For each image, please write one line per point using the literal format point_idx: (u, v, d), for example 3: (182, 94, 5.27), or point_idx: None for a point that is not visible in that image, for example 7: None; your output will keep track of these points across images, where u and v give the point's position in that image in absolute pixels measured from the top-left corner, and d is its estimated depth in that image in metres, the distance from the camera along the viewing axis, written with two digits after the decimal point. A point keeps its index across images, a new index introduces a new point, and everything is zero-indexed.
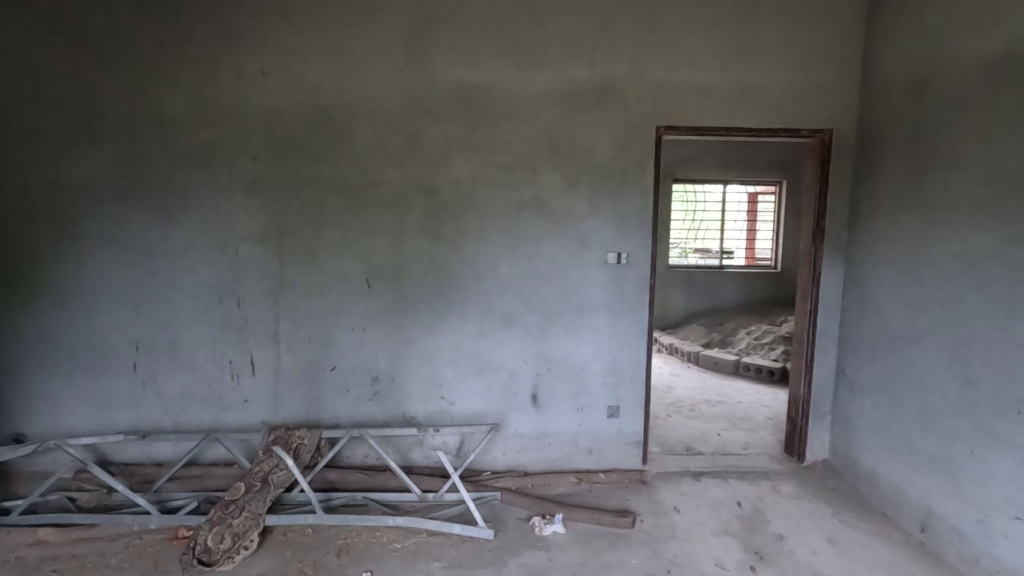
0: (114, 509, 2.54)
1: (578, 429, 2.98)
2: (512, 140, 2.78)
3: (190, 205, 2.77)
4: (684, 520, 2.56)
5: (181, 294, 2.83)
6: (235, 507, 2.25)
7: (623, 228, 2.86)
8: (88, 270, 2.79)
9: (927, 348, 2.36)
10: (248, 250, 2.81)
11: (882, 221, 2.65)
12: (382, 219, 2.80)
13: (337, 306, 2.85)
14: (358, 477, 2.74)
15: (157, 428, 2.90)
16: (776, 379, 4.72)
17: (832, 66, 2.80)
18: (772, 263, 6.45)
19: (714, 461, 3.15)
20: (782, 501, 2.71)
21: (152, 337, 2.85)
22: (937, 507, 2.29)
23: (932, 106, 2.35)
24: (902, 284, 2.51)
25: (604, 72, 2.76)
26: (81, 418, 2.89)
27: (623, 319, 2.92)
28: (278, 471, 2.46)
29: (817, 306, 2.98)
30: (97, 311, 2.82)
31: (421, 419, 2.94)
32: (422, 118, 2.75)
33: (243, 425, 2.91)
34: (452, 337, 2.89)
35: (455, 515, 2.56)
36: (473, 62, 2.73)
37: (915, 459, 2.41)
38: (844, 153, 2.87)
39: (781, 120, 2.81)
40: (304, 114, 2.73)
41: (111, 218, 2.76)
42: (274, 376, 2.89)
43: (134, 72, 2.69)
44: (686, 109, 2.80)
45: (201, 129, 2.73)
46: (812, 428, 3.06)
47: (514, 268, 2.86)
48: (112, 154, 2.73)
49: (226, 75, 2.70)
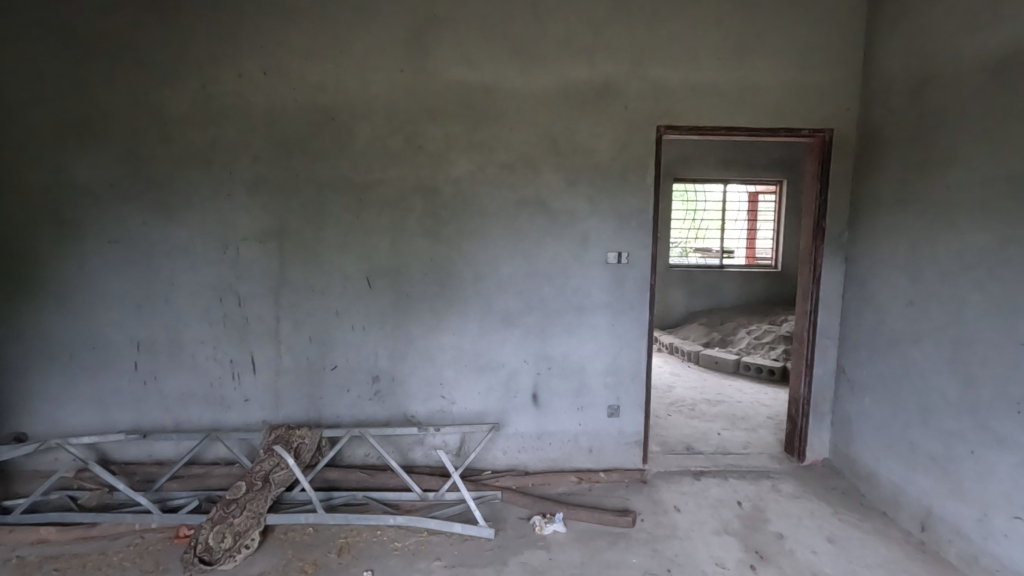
0: (115, 508, 2.55)
1: (578, 429, 2.99)
2: (513, 140, 2.78)
3: (191, 205, 2.77)
4: (684, 520, 2.56)
5: (181, 293, 2.83)
6: (235, 506, 2.27)
7: (623, 228, 2.86)
8: (89, 269, 2.79)
9: (928, 347, 2.36)
10: (248, 249, 2.81)
11: (883, 221, 2.65)
12: (383, 218, 2.80)
13: (337, 305, 2.85)
14: (358, 477, 2.74)
15: (158, 427, 2.91)
16: (776, 378, 4.73)
17: (832, 66, 2.80)
18: (772, 262, 6.45)
19: (714, 460, 3.15)
20: (782, 501, 2.71)
21: (153, 337, 2.85)
22: (937, 507, 2.29)
23: (933, 106, 2.35)
24: (903, 284, 2.51)
25: (604, 72, 2.76)
26: (82, 418, 2.89)
27: (623, 319, 2.92)
28: (279, 471, 2.46)
29: (817, 305, 2.98)
30: (98, 310, 2.82)
31: (421, 418, 2.94)
32: (423, 118, 2.75)
33: (244, 424, 2.92)
34: (452, 336, 2.89)
35: (455, 514, 2.56)
36: (473, 62, 2.73)
37: (915, 459, 2.41)
38: (844, 153, 2.87)
39: (780, 119, 2.81)
40: (305, 114, 2.73)
41: (112, 218, 2.77)
42: (275, 375, 2.90)
43: (135, 72, 2.69)
44: (686, 109, 2.80)
45: (201, 128, 2.73)
46: (813, 428, 3.06)
47: (515, 268, 2.86)
48: (113, 154, 2.73)
49: (226, 75, 2.70)
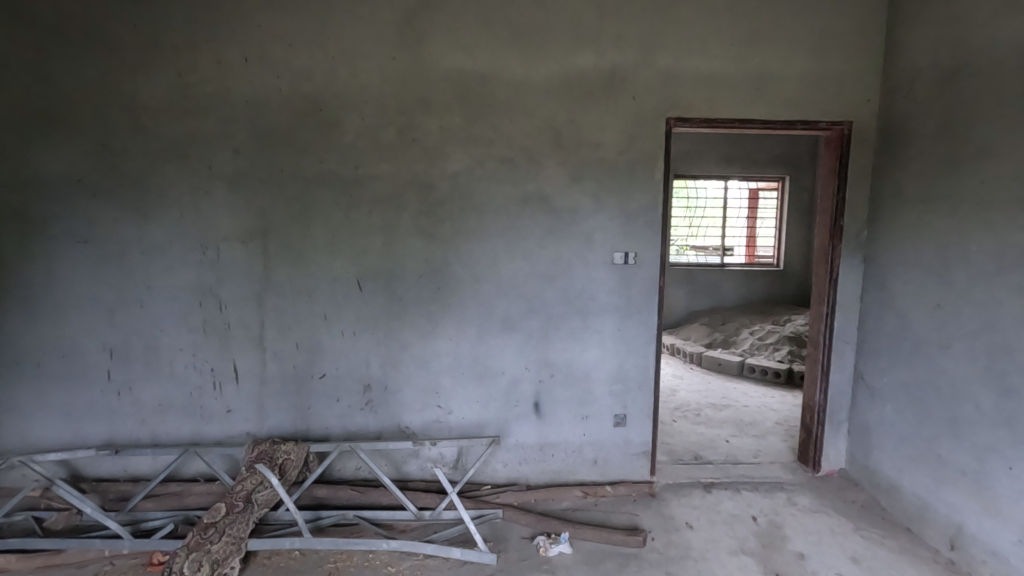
0: (84, 531, 2.35)
1: (583, 439, 2.82)
2: (513, 132, 2.60)
3: (167, 202, 2.57)
4: (698, 538, 2.40)
5: (157, 296, 2.63)
6: (215, 531, 2.08)
7: (631, 227, 2.69)
8: (57, 272, 2.59)
9: (959, 355, 2.21)
10: (230, 250, 2.62)
11: (906, 219, 2.50)
12: (374, 216, 2.61)
13: (326, 310, 2.67)
14: (349, 494, 2.57)
15: (134, 441, 2.71)
16: (782, 381, 4.59)
17: (852, 54, 2.63)
18: (773, 260, 6.31)
19: (724, 470, 2.99)
20: (801, 516, 2.56)
21: (127, 343, 2.65)
22: (969, 524, 2.15)
23: (965, 96, 2.20)
24: (929, 286, 2.37)
25: (611, 60, 2.58)
26: (51, 431, 2.69)
27: (630, 324, 2.76)
28: (262, 491, 2.28)
29: (834, 307, 2.82)
30: (67, 316, 2.62)
31: (417, 430, 2.76)
32: (418, 109, 2.56)
33: (226, 437, 2.73)
34: (449, 343, 2.72)
35: (455, 536, 2.37)
36: (471, 48, 2.54)
37: (945, 472, 2.27)
38: (863, 147, 2.72)
39: (797, 112, 2.65)
40: (290, 105, 2.54)
41: (81, 216, 2.57)
42: (259, 385, 2.71)
43: (104, 58, 2.49)
44: (698, 101, 2.63)
45: (178, 119, 2.53)
46: (829, 437, 2.91)
47: (516, 269, 2.69)
48: (81, 147, 2.53)
49: (205, 61, 2.50)
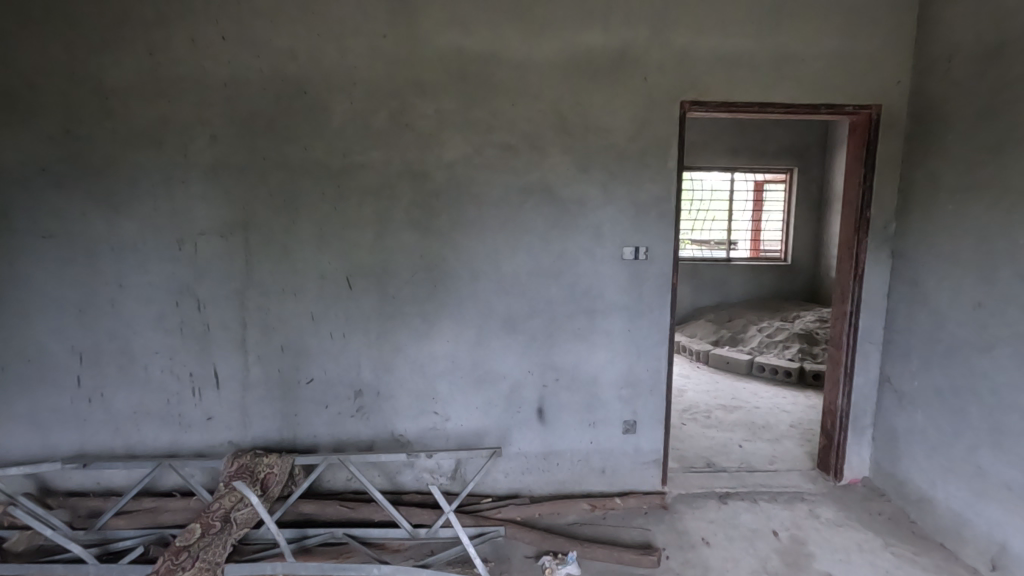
0: (49, 554, 2.18)
1: (590, 448, 2.63)
2: (515, 117, 2.39)
3: (139, 193, 2.36)
4: (716, 557, 2.22)
5: (130, 295, 2.43)
6: (187, 556, 1.91)
7: (642, 219, 2.49)
8: (19, 269, 2.38)
9: (1003, 359, 2.03)
10: (207, 245, 2.41)
11: (942, 210, 2.31)
12: (365, 209, 2.41)
13: (313, 310, 2.47)
14: (338, 509, 2.38)
15: (107, 451, 2.52)
16: (793, 380, 4.41)
17: (882, 31, 2.43)
18: (780, 254, 6.12)
19: (740, 479, 2.80)
20: (825, 530, 2.38)
21: (98, 346, 2.45)
22: (1014, 543, 1.97)
23: (1011, 75, 2.00)
24: (969, 283, 2.18)
25: (621, 38, 2.37)
26: (18, 441, 2.49)
27: (641, 324, 2.57)
28: (241, 509, 2.08)
29: (858, 306, 2.63)
30: (31, 319, 2.42)
31: (411, 438, 2.57)
32: (411, 92, 2.35)
33: (206, 447, 2.54)
34: (447, 344, 2.52)
35: (453, 558, 2.17)
36: (469, 26, 2.33)
37: (984, 485, 2.09)
38: (892, 132, 2.52)
39: (822, 95, 2.45)
40: (272, 87, 2.32)
41: (44, 208, 2.35)
42: (241, 391, 2.51)
43: (68, 35, 2.27)
44: (715, 82, 2.42)
45: (150, 102, 2.32)
46: (852, 444, 2.73)
47: (518, 266, 2.49)
48: (44, 133, 2.32)
49: (179, 39, 2.29)
